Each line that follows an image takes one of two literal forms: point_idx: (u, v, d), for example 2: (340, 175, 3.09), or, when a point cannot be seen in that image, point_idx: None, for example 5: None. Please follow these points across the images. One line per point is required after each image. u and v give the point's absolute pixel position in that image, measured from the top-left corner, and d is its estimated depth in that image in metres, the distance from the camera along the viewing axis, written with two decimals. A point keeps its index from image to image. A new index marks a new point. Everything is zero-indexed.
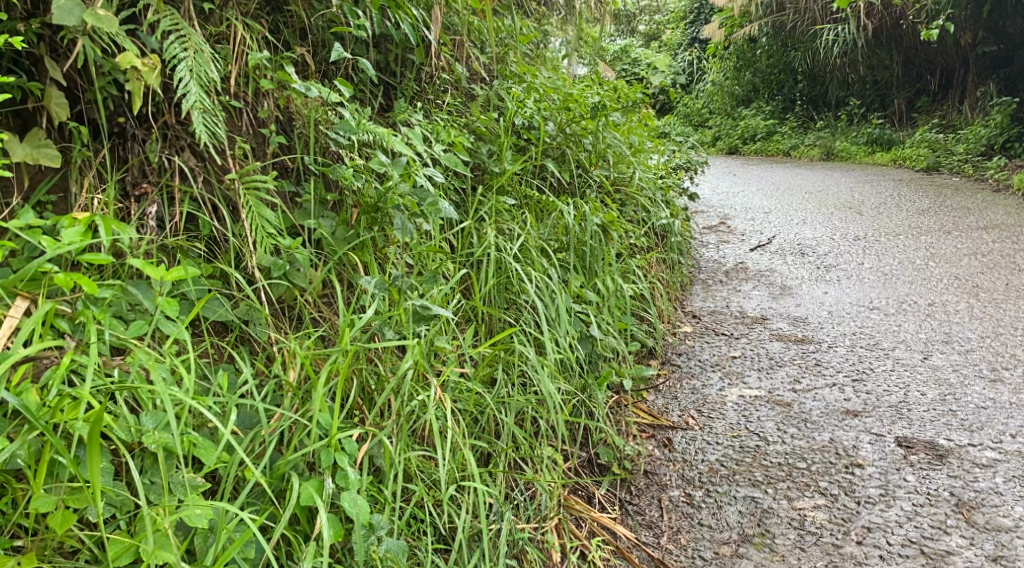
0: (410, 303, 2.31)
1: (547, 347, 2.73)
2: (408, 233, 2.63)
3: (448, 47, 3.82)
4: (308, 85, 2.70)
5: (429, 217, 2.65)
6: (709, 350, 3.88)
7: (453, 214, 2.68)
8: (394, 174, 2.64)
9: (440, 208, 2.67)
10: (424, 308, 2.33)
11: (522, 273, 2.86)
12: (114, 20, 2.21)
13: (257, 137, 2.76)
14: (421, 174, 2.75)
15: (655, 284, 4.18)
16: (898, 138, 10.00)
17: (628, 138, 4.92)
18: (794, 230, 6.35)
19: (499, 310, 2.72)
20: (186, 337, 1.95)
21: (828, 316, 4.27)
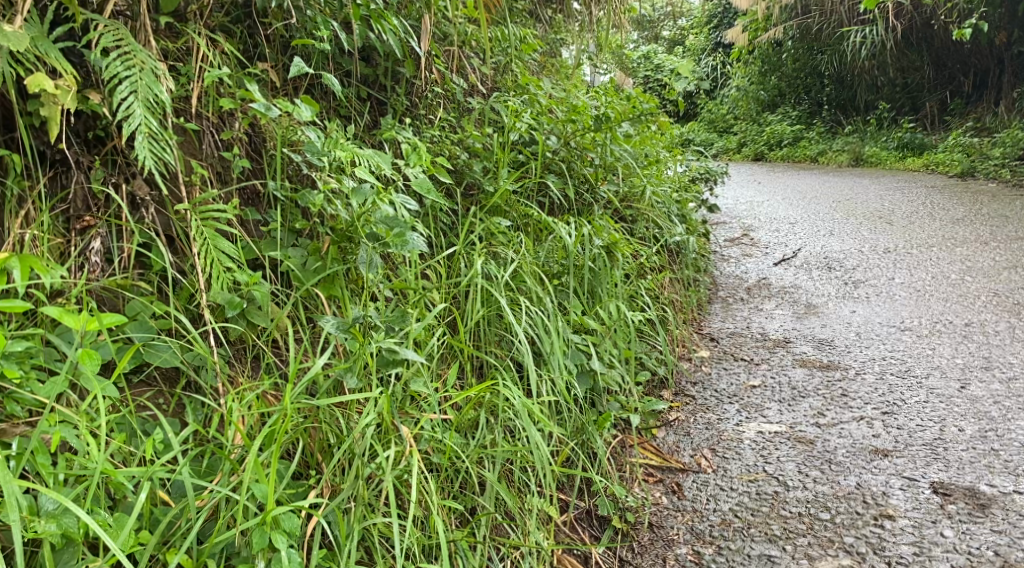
0: (373, 344, 2.07)
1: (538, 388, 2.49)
2: (376, 267, 2.34)
3: (441, 59, 3.59)
4: (269, 104, 2.42)
5: (394, 250, 2.32)
6: (726, 379, 3.60)
7: (422, 247, 2.33)
8: (355, 201, 2.35)
9: (408, 239, 2.33)
10: (391, 350, 2.07)
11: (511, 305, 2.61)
12: (22, 35, 1.99)
13: (222, 159, 2.53)
14: (391, 199, 2.43)
15: (668, 306, 3.92)
16: (929, 142, 9.65)
17: (640, 150, 4.67)
18: (821, 242, 6.04)
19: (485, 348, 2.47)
20: (108, 396, 1.75)
21: (856, 338, 3.97)
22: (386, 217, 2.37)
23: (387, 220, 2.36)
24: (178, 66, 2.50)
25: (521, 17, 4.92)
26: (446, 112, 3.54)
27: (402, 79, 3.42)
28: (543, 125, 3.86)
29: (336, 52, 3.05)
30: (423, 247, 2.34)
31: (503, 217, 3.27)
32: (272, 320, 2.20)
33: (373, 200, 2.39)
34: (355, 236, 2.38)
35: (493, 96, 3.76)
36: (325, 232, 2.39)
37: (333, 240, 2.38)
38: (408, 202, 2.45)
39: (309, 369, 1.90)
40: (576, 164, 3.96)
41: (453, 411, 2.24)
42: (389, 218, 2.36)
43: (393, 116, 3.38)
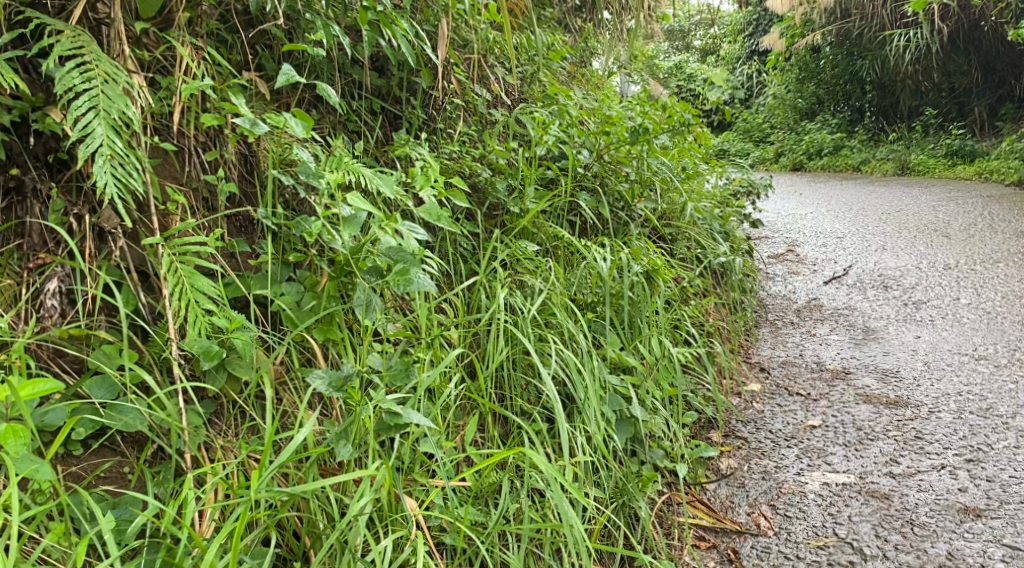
0: (371, 408, 1.73)
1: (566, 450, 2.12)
2: (376, 307, 2.04)
3: (462, 68, 3.26)
4: (257, 119, 2.09)
5: (398, 291, 1.98)
6: (781, 419, 3.23)
7: (431, 287, 1.99)
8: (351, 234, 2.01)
9: (413, 277, 1.99)
10: (392, 415, 1.74)
11: (535, 347, 2.26)
12: None
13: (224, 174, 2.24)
14: (398, 228, 2.09)
15: (714, 334, 3.56)
16: (981, 149, 9.19)
17: (678, 162, 4.32)
18: (873, 258, 5.63)
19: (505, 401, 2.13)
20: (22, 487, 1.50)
21: (925, 369, 3.60)
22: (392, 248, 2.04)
23: (388, 253, 2.02)
24: (158, 78, 2.18)
25: (549, 21, 4.58)
26: (468, 125, 3.19)
27: (419, 89, 3.08)
28: (574, 138, 3.51)
29: (342, 60, 2.73)
30: (432, 287, 2.00)
31: (530, 241, 2.94)
32: (256, 373, 1.87)
33: (375, 228, 2.05)
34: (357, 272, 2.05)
35: (519, 107, 3.42)
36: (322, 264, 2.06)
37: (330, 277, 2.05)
38: (416, 230, 2.11)
39: (288, 447, 1.58)
40: (609, 180, 3.60)
41: (471, 476, 1.91)
42: (391, 251, 2.02)
43: (409, 132, 3.04)
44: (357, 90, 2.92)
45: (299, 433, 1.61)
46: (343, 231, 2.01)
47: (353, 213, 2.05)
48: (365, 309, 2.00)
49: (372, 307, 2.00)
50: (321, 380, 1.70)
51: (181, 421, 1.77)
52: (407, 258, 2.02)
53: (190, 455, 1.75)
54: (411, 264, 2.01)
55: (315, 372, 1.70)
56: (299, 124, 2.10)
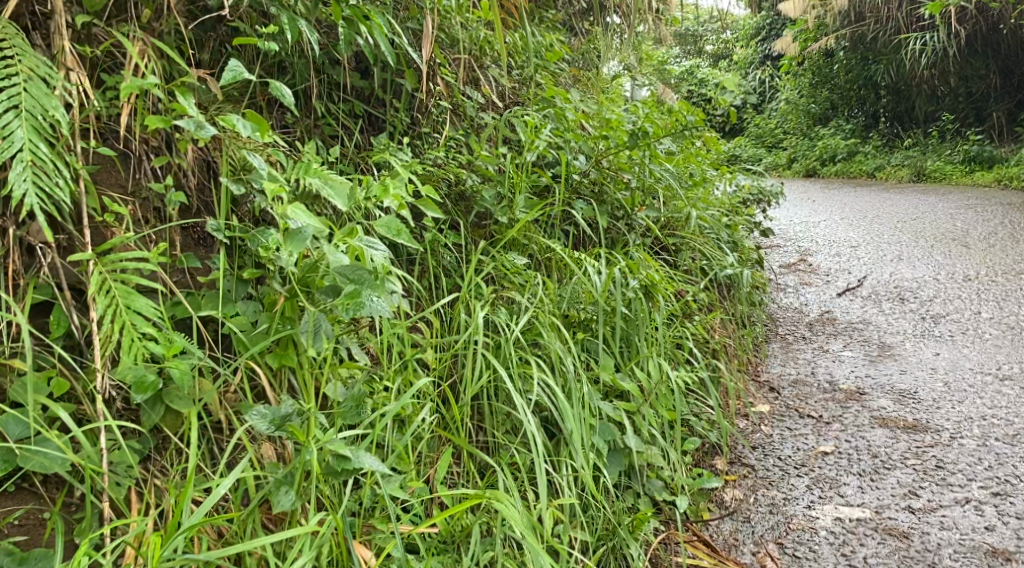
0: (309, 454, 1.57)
1: (535, 495, 1.89)
2: (327, 334, 1.80)
3: (451, 69, 3.05)
4: (199, 122, 1.89)
5: (347, 317, 1.76)
6: (791, 444, 3.02)
7: (386, 311, 1.76)
8: (295, 254, 1.78)
9: (365, 300, 1.76)
10: (335, 461, 1.57)
11: (506, 378, 2.01)
12: None
13: (179, 183, 2.03)
14: (353, 244, 1.84)
15: (720, 352, 3.34)
16: (999, 155, 8.95)
17: (682, 168, 4.10)
18: (888, 269, 5.41)
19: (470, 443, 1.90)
20: None
21: (945, 390, 3.39)
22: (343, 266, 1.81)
23: (340, 272, 1.80)
24: (104, 78, 1.98)
25: (548, 21, 4.37)
26: (456, 130, 2.99)
27: (404, 91, 2.87)
28: (570, 143, 3.30)
29: (317, 59, 2.52)
30: (388, 310, 1.78)
31: (520, 253, 2.74)
32: (196, 407, 1.65)
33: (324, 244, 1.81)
34: (310, 291, 1.84)
35: (511, 111, 3.22)
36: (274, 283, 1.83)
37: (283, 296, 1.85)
38: (376, 242, 1.87)
39: (213, 496, 1.47)
40: (608, 188, 3.39)
41: (440, 519, 1.71)
42: (342, 270, 1.80)
43: (392, 137, 2.84)
44: (335, 92, 2.71)
45: (227, 481, 1.49)
46: (286, 251, 1.78)
47: (298, 227, 1.81)
48: (313, 336, 1.79)
49: (323, 333, 1.80)
50: (261, 416, 1.56)
51: (101, 464, 1.58)
52: (360, 277, 1.80)
53: (107, 503, 1.57)
54: (364, 284, 1.79)
55: (254, 408, 1.56)
56: (244, 125, 1.87)
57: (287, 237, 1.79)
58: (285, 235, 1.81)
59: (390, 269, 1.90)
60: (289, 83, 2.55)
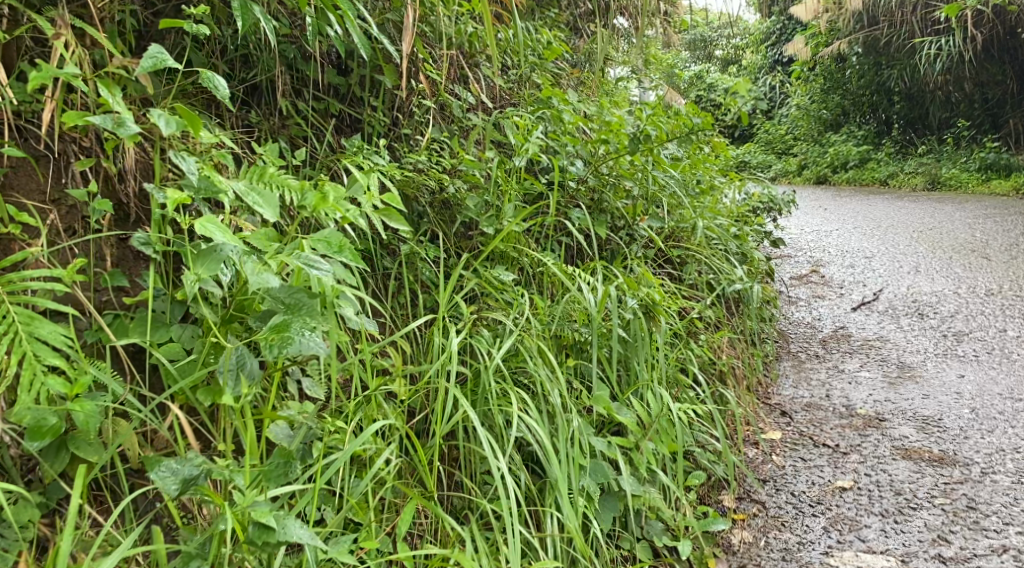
0: (226, 524, 1.40)
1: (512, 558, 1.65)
2: (255, 374, 1.56)
3: (436, 66, 2.79)
4: (116, 116, 1.63)
5: (272, 355, 1.51)
6: (805, 478, 2.76)
7: (318, 348, 1.52)
8: (204, 276, 1.55)
9: (294, 336, 1.52)
10: (258, 530, 1.41)
11: (477, 422, 1.73)
12: None
13: (112, 188, 1.77)
14: (288, 261, 1.56)
15: (728, 376, 3.08)
16: (1016, 163, 8.68)
17: (687, 176, 3.85)
18: (906, 282, 5.14)
19: (432, 500, 1.63)
20: None
21: (973, 418, 3.13)
22: (280, 288, 1.57)
23: (275, 297, 1.56)
24: (27, 71, 1.75)
25: (547, 19, 4.11)
26: (441, 131, 2.73)
27: (383, 88, 2.62)
28: (565, 147, 3.05)
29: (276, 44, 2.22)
30: (322, 346, 1.53)
31: (509, 267, 2.49)
32: (109, 452, 1.45)
33: (246, 262, 1.55)
34: (240, 316, 1.61)
35: (502, 112, 2.96)
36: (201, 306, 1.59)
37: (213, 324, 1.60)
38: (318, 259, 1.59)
39: None
40: (608, 197, 3.14)
41: None
42: (278, 293, 1.56)
43: (369, 140, 2.58)
44: (306, 91, 2.48)
45: (111, 558, 1.36)
46: (195, 273, 1.55)
47: (215, 245, 1.57)
48: (239, 376, 1.54)
49: (252, 371, 1.55)
50: (166, 476, 1.41)
51: None
52: (299, 301, 1.56)
53: None
54: (302, 311, 1.55)
55: (160, 467, 1.42)
56: (164, 120, 1.61)
57: (197, 256, 1.56)
58: (201, 251, 1.57)
59: (339, 289, 1.62)
60: (252, 80, 2.32)
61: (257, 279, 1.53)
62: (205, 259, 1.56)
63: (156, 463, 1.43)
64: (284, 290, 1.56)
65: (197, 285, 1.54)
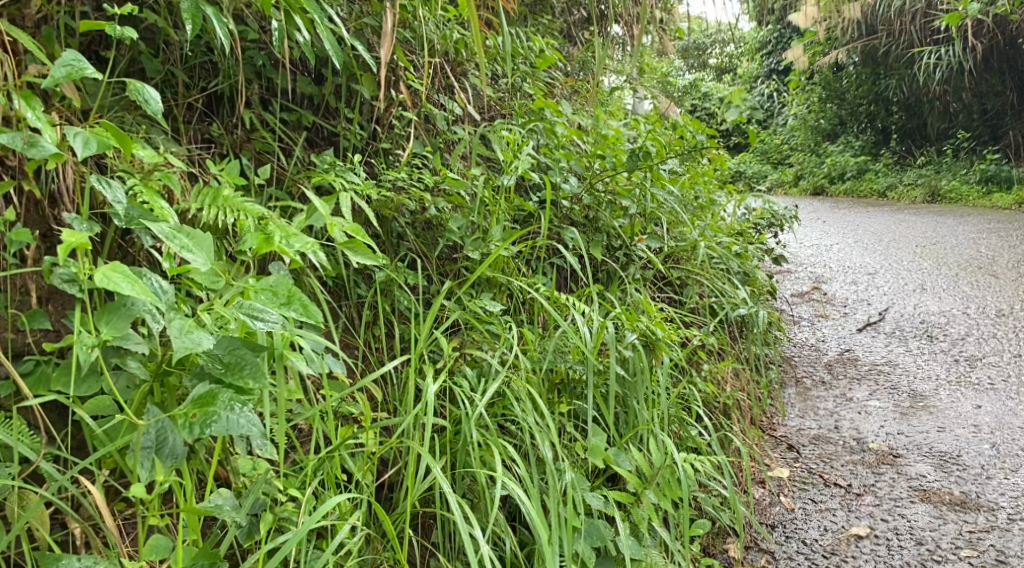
0: None
1: None
2: (178, 451, 1.39)
3: (418, 74, 2.57)
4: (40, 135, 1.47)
5: (195, 434, 1.36)
6: (817, 524, 2.58)
7: (248, 427, 1.36)
8: (110, 338, 1.39)
9: (220, 412, 1.36)
10: None
11: (449, 493, 1.52)
12: None
13: (42, 214, 1.56)
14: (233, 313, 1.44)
15: (733, 409, 2.87)
16: (1017, 175, 8.50)
17: (686, 192, 3.64)
18: (912, 300, 4.93)
19: None
20: None
21: (994, 455, 2.93)
22: (219, 344, 1.42)
23: (213, 355, 1.42)
24: None
25: (539, 25, 3.88)
26: (423, 145, 2.51)
27: (360, 98, 2.40)
28: (557, 163, 2.83)
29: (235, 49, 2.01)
30: (253, 423, 1.37)
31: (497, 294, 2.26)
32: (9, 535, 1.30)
33: (170, 322, 1.37)
34: (176, 371, 1.45)
35: (490, 125, 2.74)
36: (126, 363, 1.41)
37: (141, 380, 1.42)
38: (265, 309, 1.46)
39: None
40: (603, 217, 2.92)
41: None
42: (216, 351, 1.42)
43: (345, 154, 2.37)
44: (276, 101, 2.26)
45: None
46: (99, 334, 1.39)
47: (127, 299, 1.42)
48: (156, 455, 1.39)
49: (173, 451, 1.39)
50: None
51: None
52: (239, 360, 1.42)
53: None
54: (243, 371, 1.41)
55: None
56: (80, 141, 1.44)
57: (104, 312, 1.40)
58: (106, 306, 1.41)
59: (289, 341, 1.50)
60: (213, 89, 2.11)
61: (185, 340, 1.36)
62: (115, 315, 1.41)
63: (55, 562, 1.30)
64: (224, 346, 1.43)
65: (97, 349, 1.37)
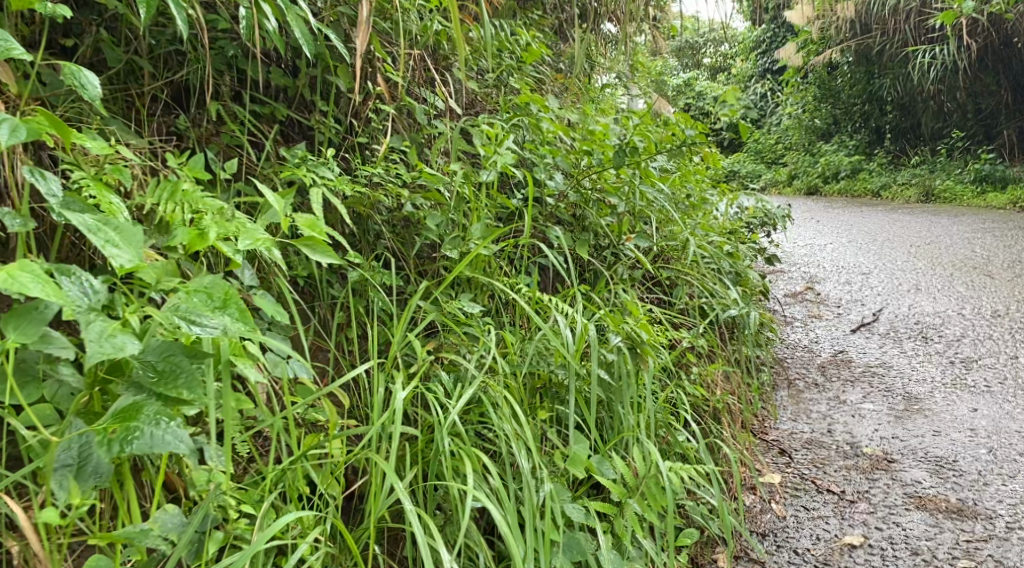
0: None
1: None
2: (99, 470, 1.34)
3: (397, 66, 2.47)
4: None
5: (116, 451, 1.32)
6: (809, 532, 2.50)
7: (173, 445, 1.32)
8: (19, 343, 1.33)
9: (142, 430, 1.32)
10: None
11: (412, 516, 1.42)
12: None
13: None
14: (167, 316, 1.39)
15: (723, 413, 2.78)
16: (1012, 175, 8.43)
17: (676, 190, 3.55)
18: (906, 301, 4.85)
19: None
20: None
21: (992, 460, 2.85)
22: (153, 351, 1.39)
23: (145, 361, 1.38)
24: None
25: (526, 19, 3.78)
26: (402, 140, 2.42)
27: (335, 90, 2.30)
28: (542, 160, 2.74)
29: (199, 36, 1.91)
30: (179, 440, 1.33)
31: (476, 294, 2.17)
32: None
33: (95, 325, 1.33)
34: (113, 380, 1.40)
35: (472, 120, 2.65)
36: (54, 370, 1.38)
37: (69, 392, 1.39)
38: (202, 314, 1.40)
39: None
40: (590, 215, 2.83)
41: None
42: (148, 357, 1.38)
43: (320, 149, 2.27)
44: (247, 93, 2.17)
45: None
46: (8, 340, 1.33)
47: (39, 303, 1.36)
48: (76, 475, 1.33)
49: (97, 471, 1.34)
50: None
51: None
52: (173, 368, 1.38)
53: None
54: (177, 381, 1.37)
55: None
56: (6, 127, 1.38)
57: (13, 317, 1.35)
58: (18, 309, 1.36)
59: (232, 348, 1.45)
60: (177, 78, 2.02)
61: (112, 347, 1.32)
62: (31, 319, 1.35)
63: None
64: (158, 353, 1.39)
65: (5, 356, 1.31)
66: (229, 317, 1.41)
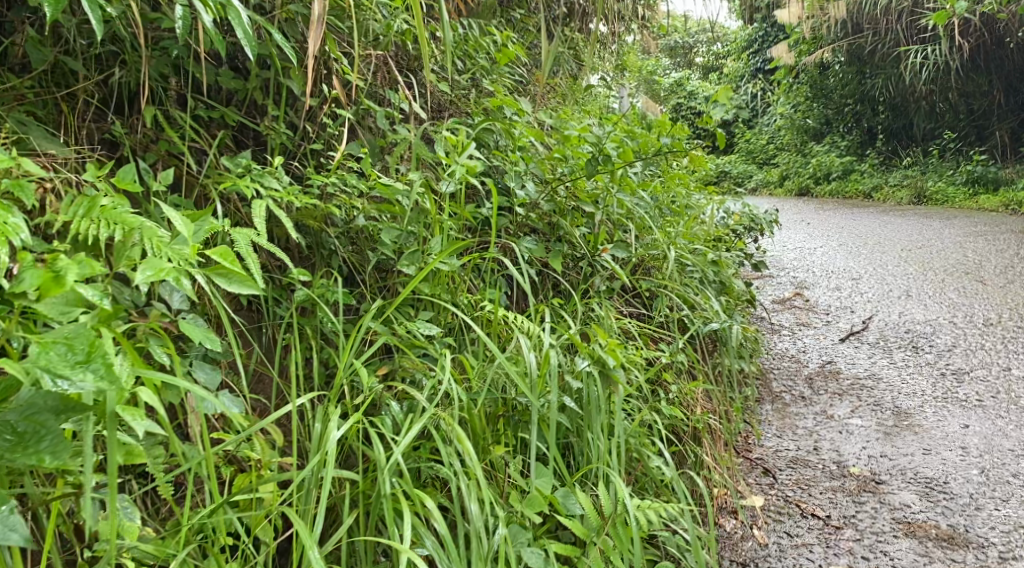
0: None
1: None
2: None
3: (358, 68, 2.33)
4: None
5: None
6: (792, 563, 2.39)
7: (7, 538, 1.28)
8: None
9: None
10: None
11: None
12: None
13: None
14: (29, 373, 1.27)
15: (703, 433, 2.64)
16: (1004, 177, 8.32)
17: (658, 196, 3.41)
18: (897, 308, 4.72)
19: None
20: None
21: (984, 481, 2.72)
22: (17, 408, 1.30)
23: (8, 420, 1.29)
24: None
25: (504, 17, 3.63)
26: (362, 147, 2.27)
27: (289, 93, 2.16)
28: (513, 166, 2.60)
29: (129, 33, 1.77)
30: (16, 533, 1.29)
31: (438, 312, 2.03)
32: None
33: None
34: None
35: (438, 125, 2.51)
36: None
37: None
38: (61, 374, 1.27)
39: None
40: (564, 225, 2.70)
41: None
42: (11, 417, 1.29)
43: (272, 157, 2.13)
44: (194, 97, 2.03)
45: None
46: None
47: None
48: None
49: None
50: None
51: None
52: (38, 430, 1.29)
53: None
54: (40, 446, 1.29)
55: None
56: None
57: None
58: None
59: (110, 404, 1.32)
60: (112, 82, 1.88)
61: None
62: None
63: None
64: (22, 411, 1.30)
65: None
66: (93, 374, 1.28)
